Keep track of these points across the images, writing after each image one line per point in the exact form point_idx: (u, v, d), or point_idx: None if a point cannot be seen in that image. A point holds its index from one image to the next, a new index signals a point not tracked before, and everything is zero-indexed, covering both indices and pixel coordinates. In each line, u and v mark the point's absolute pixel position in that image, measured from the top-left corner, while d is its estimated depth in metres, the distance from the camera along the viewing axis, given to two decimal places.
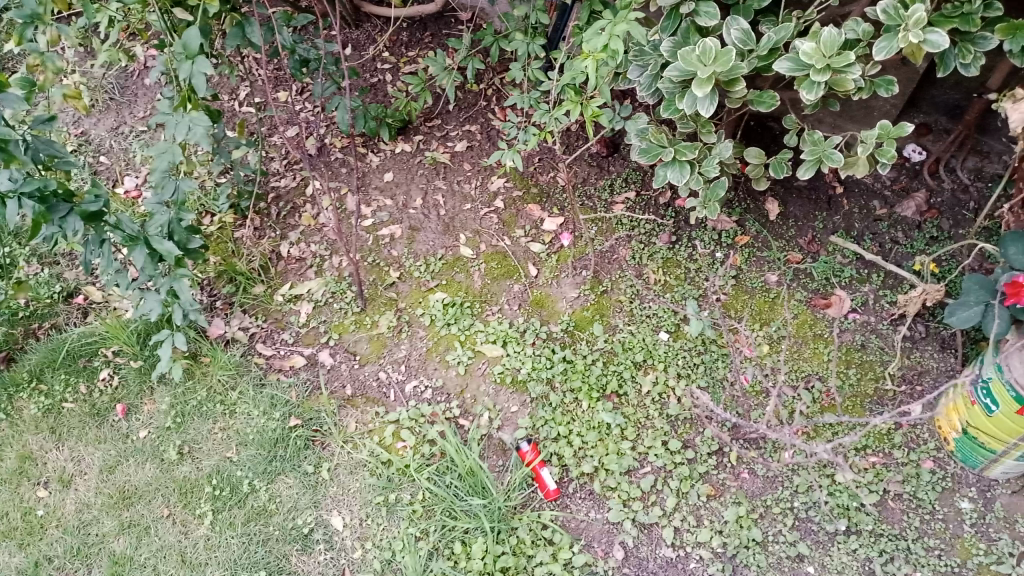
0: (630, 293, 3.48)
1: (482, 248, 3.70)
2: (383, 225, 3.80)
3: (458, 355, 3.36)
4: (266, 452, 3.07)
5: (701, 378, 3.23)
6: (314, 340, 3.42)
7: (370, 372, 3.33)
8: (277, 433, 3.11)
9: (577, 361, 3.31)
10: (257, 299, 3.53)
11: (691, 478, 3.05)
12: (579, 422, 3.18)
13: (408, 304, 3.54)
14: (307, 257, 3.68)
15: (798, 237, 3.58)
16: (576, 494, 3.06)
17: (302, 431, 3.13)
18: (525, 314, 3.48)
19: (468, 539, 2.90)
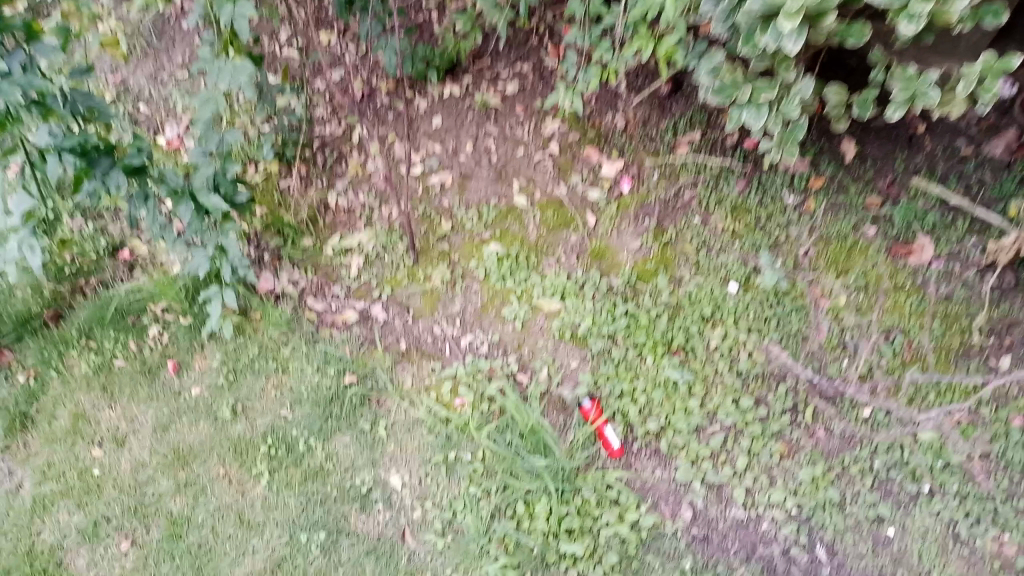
0: (695, 242, 3.32)
1: (537, 196, 3.53)
2: (433, 173, 3.63)
3: (515, 310, 3.22)
4: (321, 411, 2.98)
5: (773, 332, 3.10)
6: (366, 294, 3.30)
7: (424, 327, 3.22)
8: (332, 391, 3.02)
9: (641, 315, 3.16)
10: (306, 252, 3.41)
11: (763, 436, 2.92)
12: (644, 379, 3.04)
13: (462, 257, 3.39)
14: (355, 208, 3.53)
15: (876, 179, 3.36)
16: (641, 453, 2.94)
17: (357, 389, 3.03)
18: (585, 266, 3.33)
19: (530, 500, 2.80)
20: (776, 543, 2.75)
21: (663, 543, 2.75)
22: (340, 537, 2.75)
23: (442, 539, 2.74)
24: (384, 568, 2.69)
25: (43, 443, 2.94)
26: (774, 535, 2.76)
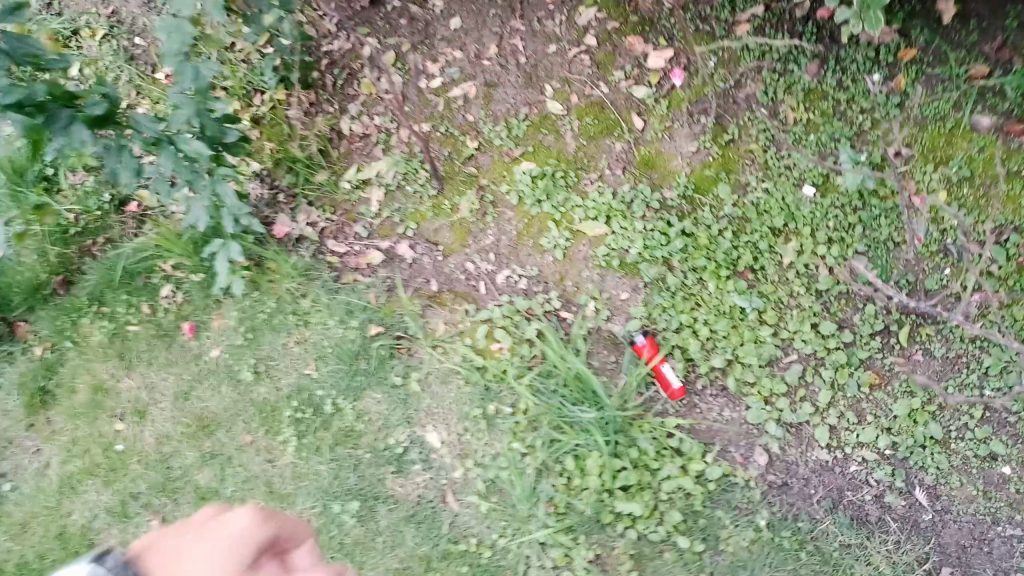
0: (761, 140, 2.85)
1: (574, 101, 3.08)
2: (454, 85, 3.19)
3: (554, 237, 2.87)
4: (347, 367, 2.70)
5: (857, 243, 2.65)
6: (390, 233, 2.99)
7: (455, 265, 2.91)
8: (356, 345, 2.73)
9: (700, 236, 2.74)
10: (321, 188, 3.08)
11: (848, 365, 2.52)
12: (706, 309, 2.64)
13: (492, 180, 3.01)
14: (372, 133, 3.16)
15: (981, 43, 2.75)
16: (705, 392, 2.59)
17: (384, 341, 2.73)
18: (632, 180, 2.91)
19: (582, 454, 2.49)
20: (866, 488, 2.42)
21: (734, 495, 2.44)
22: (378, 504, 2.54)
23: (486, 501, 2.49)
24: (427, 535, 2.48)
25: (66, 418, 2.78)
26: (864, 478, 2.43)
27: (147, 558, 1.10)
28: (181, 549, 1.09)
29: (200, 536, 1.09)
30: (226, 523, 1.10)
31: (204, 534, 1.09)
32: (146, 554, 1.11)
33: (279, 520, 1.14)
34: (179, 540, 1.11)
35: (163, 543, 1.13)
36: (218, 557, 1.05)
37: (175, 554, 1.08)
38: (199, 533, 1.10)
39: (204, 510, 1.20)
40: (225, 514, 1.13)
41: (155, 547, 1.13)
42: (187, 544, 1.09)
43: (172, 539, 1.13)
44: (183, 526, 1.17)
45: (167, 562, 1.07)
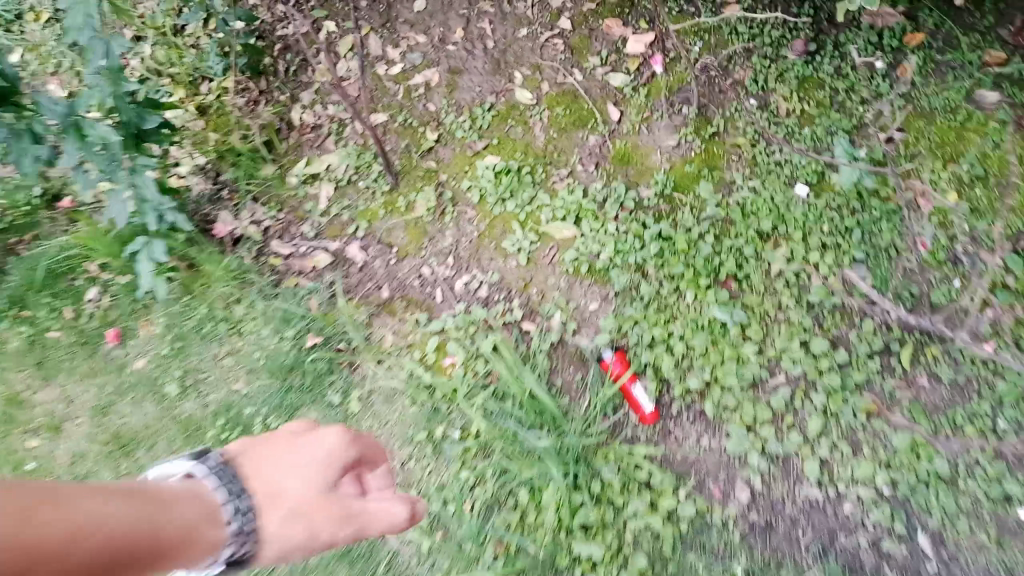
0: (750, 133, 2.55)
1: (545, 90, 2.78)
2: (415, 72, 2.91)
3: (517, 240, 2.58)
4: (279, 383, 2.44)
5: (855, 249, 2.34)
6: (340, 233, 2.71)
7: (410, 268, 2.62)
8: (290, 358, 2.46)
9: (678, 239, 2.44)
10: (267, 184, 2.82)
11: (842, 391, 2.22)
12: (683, 322, 2.34)
13: (453, 176, 2.72)
14: (324, 123, 2.88)
15: (998, 27, 2.54)
16: (681, 417, 2.30)
17: (322, 354, 2.46)
18: (605, 176, 2.62)
19: (538, 487, 2.21)
20: (862, 531, 2.10)
21: (708, 538, 2.13)
22: None
23: (428, 538, 2.21)
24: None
25: None
26: (860, 521, 2.11)
27: (260, 452, 1.23)
28: (275, 458, 1.22)
29: (294, 452, 1.22)
30: (318, 438, 1.24)
31: (307, 446, 1.23)
32: (260, 445, 1.25)
33: (363, 443, 1.29)
34: (280, 449, 1.23)
35: (262, 446, 1.24)
36: (310, 475, 1.20)
37: (281, 464, 1.21)
38: (302, 445, 1.23)
39: (288, 423, 1.30)
40: (326, 429, 1.27)
41: (250, 453, 1.23)
42: (294, 454, 1.22)
43: (269, 441, 1.26)
44: (274, 435, 1.28)
45: (277, 468, 1.21)
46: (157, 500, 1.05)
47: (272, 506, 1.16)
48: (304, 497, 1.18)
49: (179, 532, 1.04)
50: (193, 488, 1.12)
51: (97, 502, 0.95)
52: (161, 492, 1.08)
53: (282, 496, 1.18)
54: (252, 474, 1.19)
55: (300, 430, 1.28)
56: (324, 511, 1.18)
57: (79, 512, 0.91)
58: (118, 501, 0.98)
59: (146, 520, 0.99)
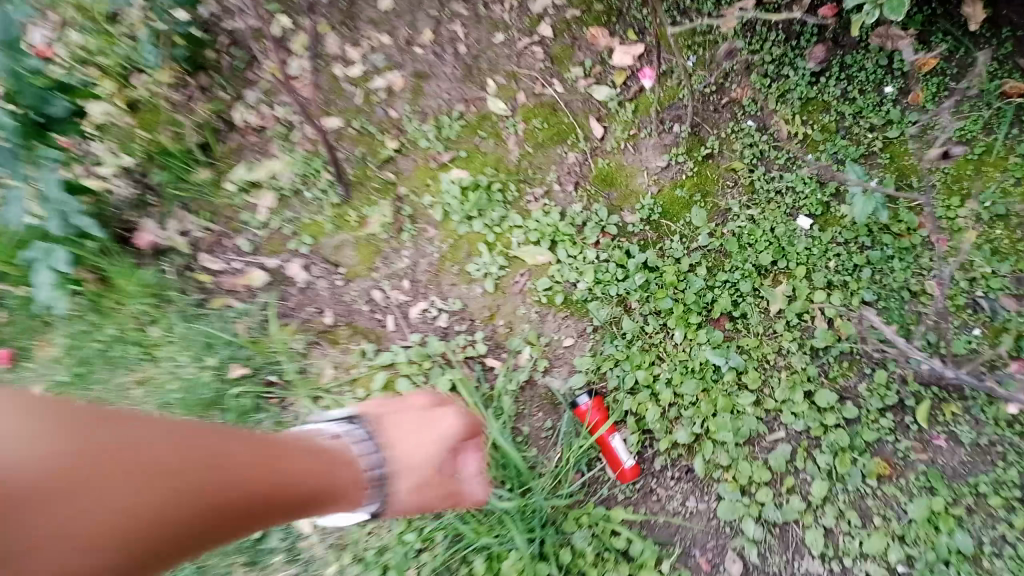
0: (748, 157, 2.30)
1: (520, 100, 2.48)
2: (377, 74, 2.53)
3: (483, 264, 2.28)
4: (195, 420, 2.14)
5: (865, 289, 2.08)
6: (281, 248, 2.39)
7: (359, 291, 2.31)
8: (210, 393, 2.15)
9: (667, 271, 2.15)
10: (199, 190, 2.46)
11: (850, 450, 1.94)
12: (670, 365, 2.05)
13: (412, 189, 2.41)
14: (269, 124, 2.53)
15: (1018, 55, 2.24)
16: (664, 473, 2.00)
17: (248, 389, 2.16)
18: (584, 198, 2.33)
19: (497, 554, 1.89)
20: None
21: None
22: None
23: None
24: None
25: None
26: None
27: (385, 423, 1.52)
28: (413, 420, 1.55)
29: (422, 430, 1.53)
30: (444, 423, 1.56)
31: (428, 421, 1.56)
32: (387, 411, 1.57)
33: (470, 429, 1.61)
34: (406, 416, 1.55)
35: (395, 404, 1.61)
36: (436, 451, 1.52)
37: (403, 437, 1.50)
38: (428, 418, 1.56)
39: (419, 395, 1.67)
40: (438, 411, 1.59)
41: (386, 405, 1.62)
42: (422, 421, 1.55)
43: (396, 409, 1.58)
44: (403, 397, 1.67)
45: (400, 440, 1.49)
46: (324, 454, 1.35)
47: (401, 470, 1.46)
48: (429, 469, 1.50)
49: (341, 490, 1.33)
50: (345, 446, 1.43)
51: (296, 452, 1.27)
52: (311, 452, 1.31)
53: (414, 469, 1.48)
54: (393, 441, 1.49)
55: (419, 400, 1.63)
56: (437, 485, 1.52)
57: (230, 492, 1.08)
58: (310, 459, 1.28)
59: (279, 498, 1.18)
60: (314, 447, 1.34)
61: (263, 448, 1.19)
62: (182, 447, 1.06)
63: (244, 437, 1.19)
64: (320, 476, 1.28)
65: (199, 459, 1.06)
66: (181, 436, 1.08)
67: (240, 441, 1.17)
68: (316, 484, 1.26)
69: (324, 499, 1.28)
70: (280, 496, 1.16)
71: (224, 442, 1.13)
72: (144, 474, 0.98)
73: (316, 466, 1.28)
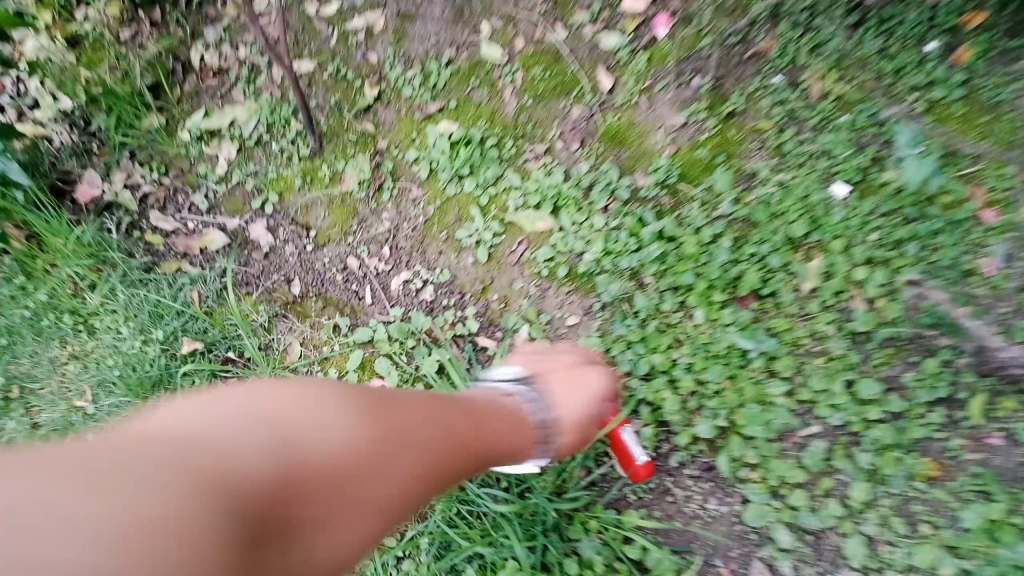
0: (776, 117, 2.00)
1: (518, 47, 2.15)
2: (354, 14, 2.24)
3: (474, 228, 1.99)
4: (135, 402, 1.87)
5: (910, 267, 1.80)
6: (242, 208, 2.08)
7: (331, 258, 2.02)
8: (152, 372, 1.87)
9: (686, 241, 1.89)
10: (147, 137, 2.14)
11: (895, 448, 1.69)
12: (690, 349, 1.80)
13: (394, 143, 2.11)
14: (231, 66, 2.17)
15: None
16: (682, 471, 1.78)
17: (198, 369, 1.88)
18: (590, 158, 2.06)
19: (496, 563, 1.72)
20: None
21: None
22: None
23: None
24: None
25: None
26: None
27: (547, 382, 1.60)
28: (569, 382, 1.61)
29: (577, 386, 1.61)
30: (596, 383, 1.63)
31: (580, 381, 1.62)
32: (544, 378, 1.61)
33: (612, 395, 1.64)
34: (564, 373, 1.63)
35: (546, 365, 1.66)
36: (589, 408, 1.58)
37: (566, 394, 1.58)
38: (579, 377, 1.63)
39: (565, 354, 1.71)
40: (586, 369, 1.66)
41: (537, 363, 1.68)
42: (574, 381, 1.62)
43: (551, 365, 1.66)
44: (548, 353, 1.71)
45: (563, 396, 1.58)
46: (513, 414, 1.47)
47: (567, 426, 1.54)
48: (581, 423, 1.56)
49: (503, 438, 1.39)
50: (519, 408, 1.50)
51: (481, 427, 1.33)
52: (498, 413, 1.43)
53: (572, 421, 1.55)
54: (558, 396, 1.57)
55: (567, 356, 1.70)
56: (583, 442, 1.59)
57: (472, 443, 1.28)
58: (462, 420, 1.29)
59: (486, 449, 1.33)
60: (506, 417, 1.44)
61: (430, 419, 1.21)
62: (439, 417, 1.24)
63: (407, 406, 1.19)
64: (481, 423, 1.35)
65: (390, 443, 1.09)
66: (376, 404, 1.15)
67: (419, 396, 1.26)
68: (471, 444, 1.28)
69: (488, 443, 1.34)
70: (486, 452, 1.32)
71: (410, 397, 1.24)
72: (359, 484, 1.03)
73: (467, 425, 1.29)
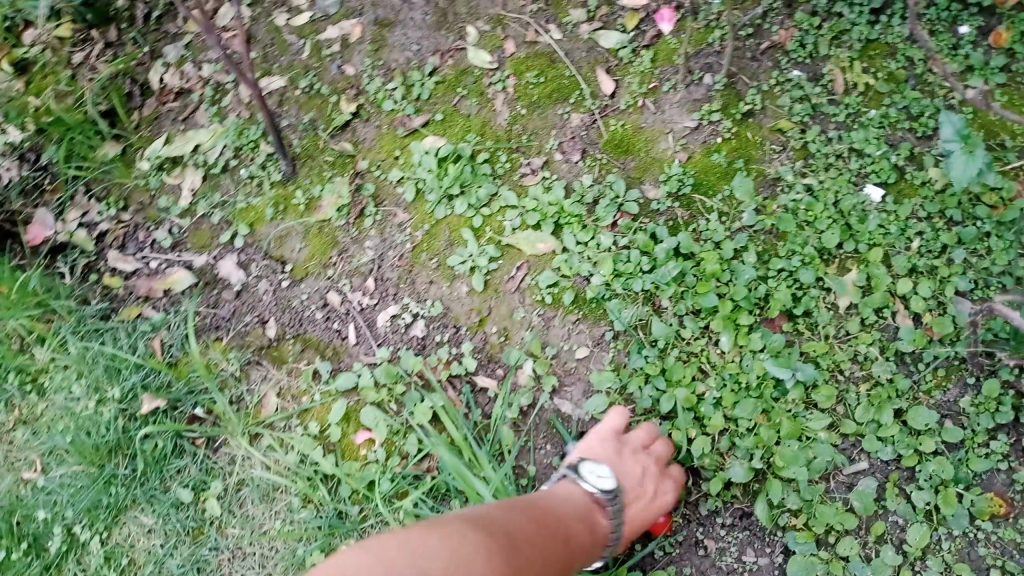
0: (799, 115, 1.82)
1: (508, 51, 2.00)
2: (329, 24, 2.06)
3: (465, 254, 1.79)
4: (91, 474, 1.65)
5: (959, 276, 1.61)
6: (209, 243, 1.88)
7: (309, 294, 1.81)
8: (108, 439, 1.66)
9: (706, 258, 1.68)
10: (103, 169, 1.94)
11: (955, 484, 1.46)
12: (717, 380, 1.58)
13: (375, 163, 1.91)
14: (194, 87, 2.00)
15: None
16: (714, 521, 1.54)
17: (159, 432, 1.65)
18: (594, 169, 1.85)
19: None
20: None
21: None
22: None
23: None
24: None
25: None
26: None
27: (626, 494, 1.42)
28: (645, 486, 1.45)
29: (651, 492, 1.45)
30: (668, 487, 1.48)
31: (656, 499, 1.45)
32: (627, 492, 1.42)
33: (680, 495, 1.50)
34: (644, 485, 1.44)
35: (630, 465, 1.46)
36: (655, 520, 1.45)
37: (637, 507, 1.42)
38: (658, 492, 1.45)
39: (642, 436, 1.53)
40: (664, 480, 1.48)
41: (612, 447, 1.49)
42: (650, 497, 1.44)
43: (628, 456, 1.48)
44: (633, 444, 1.50)
45: (635, 517, 1.42)
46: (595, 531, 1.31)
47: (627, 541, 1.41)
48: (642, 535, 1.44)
49: (585, 554, 1.27)
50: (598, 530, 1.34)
51: (572, 529, 1.26)
52: (582, 520, 1.31)
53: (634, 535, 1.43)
54: (630, 509, 1.42)
55: (647, 455, 1.49)
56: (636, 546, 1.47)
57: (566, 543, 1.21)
58: (556, 538, 1.19)
59: (578, 548, 1.25)
60: (589, 542, 1.30)
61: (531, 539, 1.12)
62: (540, 530, 1.17)
63: (510, 528, 1.11)
64: (571, 537, 1.24)
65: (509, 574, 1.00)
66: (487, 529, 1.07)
67: (507, 512, 1.17)
68: (564, 567, 1.18)
69: (574, 563, 1.22)
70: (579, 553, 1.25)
71: (507, 516, 1.15)
72: None
73: (563, 545, 1.19)
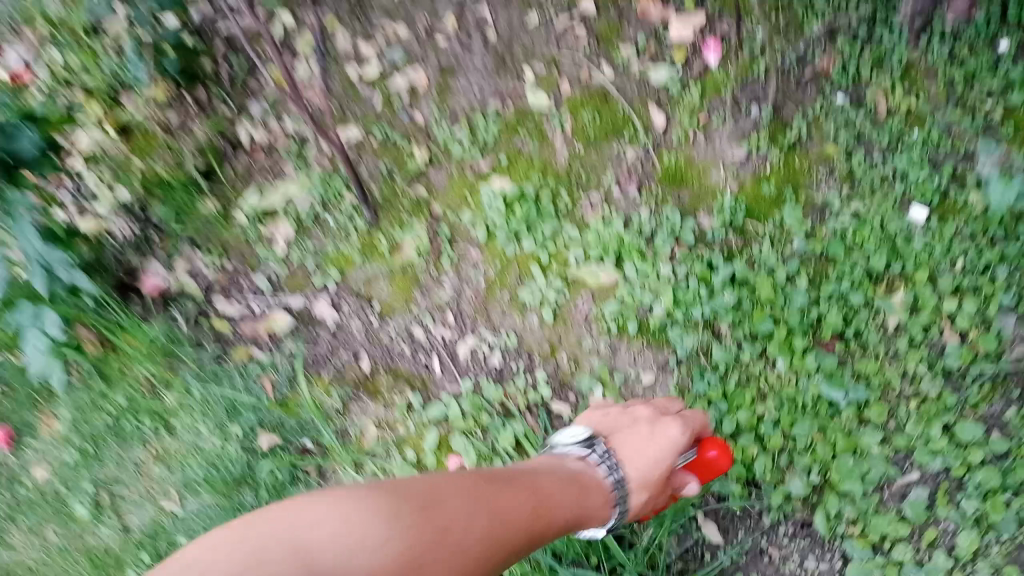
0: (844, 140, 1.90)
1: (564, 91, 2.09)
2: (396, 73, 2.20)
3: (537, 288, 1.95)
4: (225, 503, 1.92)
5: (1003, 293, 1.70)
6: (303, 285, 2.08)
7: (397, 331, 2.01)
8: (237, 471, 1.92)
9: (761, 285, 1.81)
10: (204, 222, 2.14)
11: (1003, 492, 1.58)
12: (776, 402, 1.74)
13: (448, 206, 2.08)
14: (277, 141, 2.17)
15: None
16: (778, 530, 1.72)
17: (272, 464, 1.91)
18: (651, 201, 1.98)
19: None
20: None
21: None
22: None
23: None
24: None
25: None
26: None
27: (616, 442, 1.51)
28: (639, 429, 1.51)
29: (648, 432, 1.50)
30: (670, 421, 1.52)
31: (653, 436, 1.49)
32: (616, 440, 1.51)
33: (691, 427, 1.53)
34: (637, 428, 1.52)
35: (618, 421, 1.57)
36: (665, 452, 1.48)
37: (635, 447, 1.48)
38: (655, 428, 1.51)
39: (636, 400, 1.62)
40: (663, 419, 1.53)
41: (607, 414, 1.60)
42: (648, 435, 1.50)
43: (621, 416, 1.58)
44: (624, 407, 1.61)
45: (634, 456, 1.47)
46: (578, 477, 1.40)
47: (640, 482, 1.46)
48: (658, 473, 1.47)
49: (558, 507, 1.28)
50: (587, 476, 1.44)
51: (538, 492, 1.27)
52: (564, 480, 1.36)
53: (646, 476, 1.46)
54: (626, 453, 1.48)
55: (641, 408, 1.58)
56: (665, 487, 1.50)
57: (524, 501, 1.22)
58: (504, 489, 1.21)
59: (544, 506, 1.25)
60: (569, 492, 1.34)
61: (469, 497, 1.12)
62: (488, 491, 1.18)
63: (440, 485, 1.13)
64: (533, 495, 1.25)
65: (414, 525, 1.01)
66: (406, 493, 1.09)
67: (453, 479, 1.17)
68: (517, 515, 1.17)
69: (539, 513, 1.23)
70: (541, 506, 1.25)
71: (449, 479, 1.18)
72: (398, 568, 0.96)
73: (516, 500, 1.20)
